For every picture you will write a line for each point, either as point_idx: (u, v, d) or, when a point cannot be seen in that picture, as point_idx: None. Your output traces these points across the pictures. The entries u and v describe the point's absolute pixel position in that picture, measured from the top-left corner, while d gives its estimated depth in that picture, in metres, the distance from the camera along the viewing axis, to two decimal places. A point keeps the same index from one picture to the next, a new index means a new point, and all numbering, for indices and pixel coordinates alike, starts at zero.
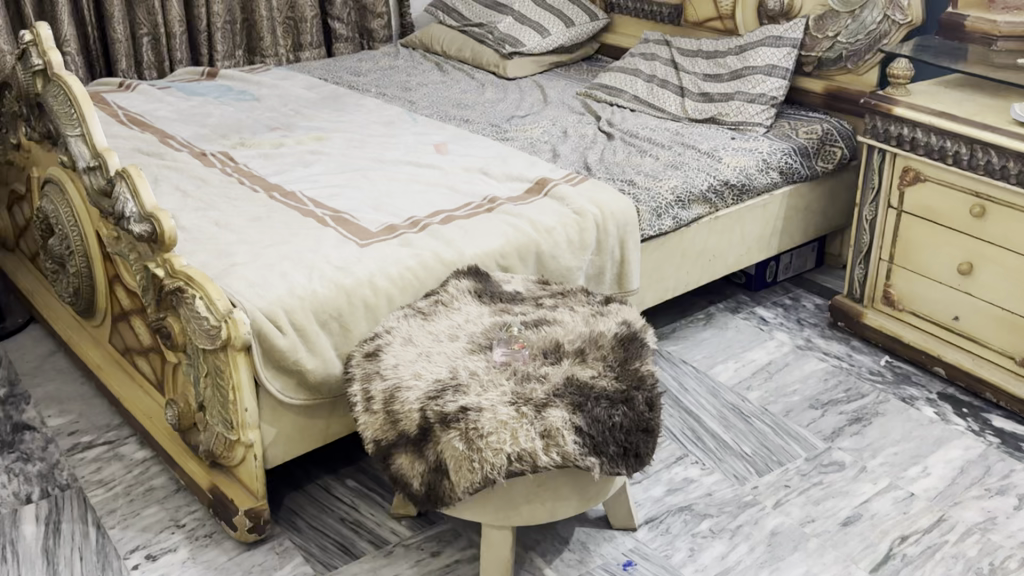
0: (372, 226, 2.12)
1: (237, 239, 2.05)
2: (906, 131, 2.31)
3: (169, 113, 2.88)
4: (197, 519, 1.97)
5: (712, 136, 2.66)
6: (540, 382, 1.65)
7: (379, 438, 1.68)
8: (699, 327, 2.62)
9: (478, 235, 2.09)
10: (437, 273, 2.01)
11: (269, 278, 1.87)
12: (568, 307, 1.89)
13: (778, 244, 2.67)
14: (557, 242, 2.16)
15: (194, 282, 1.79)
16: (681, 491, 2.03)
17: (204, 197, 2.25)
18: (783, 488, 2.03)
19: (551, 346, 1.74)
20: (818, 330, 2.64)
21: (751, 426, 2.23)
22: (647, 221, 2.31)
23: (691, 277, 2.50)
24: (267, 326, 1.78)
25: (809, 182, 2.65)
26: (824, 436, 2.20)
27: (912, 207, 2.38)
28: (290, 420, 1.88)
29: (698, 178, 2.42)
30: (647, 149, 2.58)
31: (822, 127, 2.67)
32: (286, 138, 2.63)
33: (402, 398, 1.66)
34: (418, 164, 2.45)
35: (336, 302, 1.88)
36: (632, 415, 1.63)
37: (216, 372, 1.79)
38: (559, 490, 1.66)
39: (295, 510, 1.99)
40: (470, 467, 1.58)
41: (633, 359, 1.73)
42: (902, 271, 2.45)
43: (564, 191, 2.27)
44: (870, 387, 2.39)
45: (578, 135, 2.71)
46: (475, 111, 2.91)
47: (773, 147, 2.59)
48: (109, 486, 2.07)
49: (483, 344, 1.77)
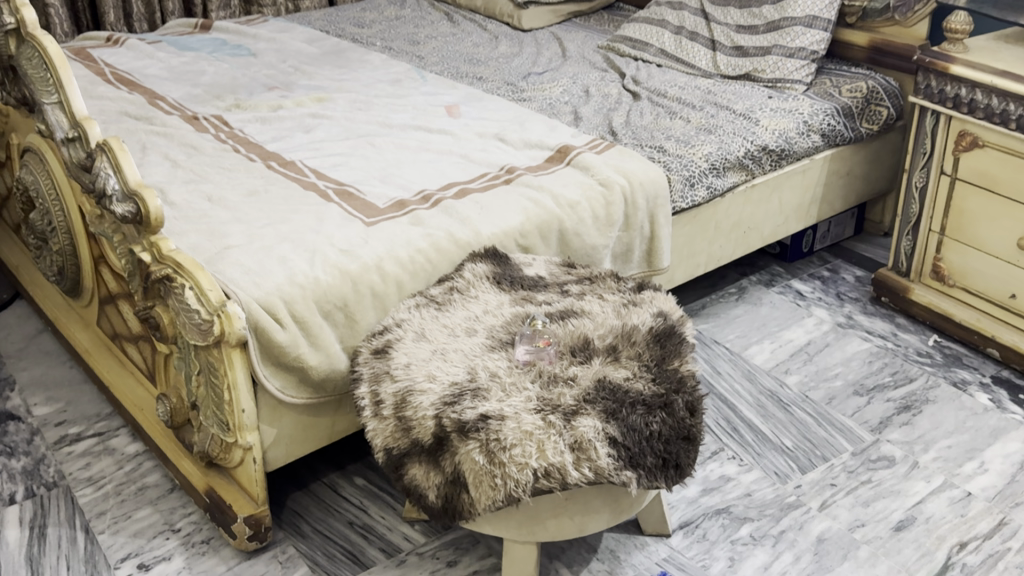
0: (379, 201, 1.94)
1: (231, 217, 1.87)
2: (963, 92, 2.10)
3: (159, 70, 2.67)
4: (193, 523, 1.82)
5: (747, 95, 2.45)
6: (569, 386, 1.48)
7: (390, 447, 1.51)
8: (731, 303, 2.44)
9: (496, 211, 1.91)
10: (451, 256, 1.83)
11: (266, 263, 1.69)
12: (596, 296, 1.70)
13: (817, 212, 2.48)
14: (582, 218, 1.97)
15: (183, 270, 1.61)
16: (717, 492, 1.86)
17: (195, 167, 2.07)
18: (829, 487, 1.87)
19: (579, 342, 1.57)
20: (859, 305, 2.45)
21: (791, 416, 2.06)
22: (680, 192, 2.12)
23: (725, 251, 2.31)
24: (264, 320, 1.60)
25: (852, 145, 2.44)
26: (871, 427, 2.03)
27: (968, 175, 2.18)
28: (291, 420, 1.71)
29: (733, 143, 2.22)
30: (676, 110, 2.37)
31: (868, 84, 2.45)
32: (284, 99, 2.43)
33: (415, 403, 1.49)
34: (428, 129, 2.26)
35: (341, 290, 1.70)
36: (672, 422, 1.47)
37: (209, 371, 1.62)
38: (589, 503, 1.49)
39: (300, 512, 1.83)
40: (491, 483, 1.41)
41: (673, 358, 1.55)
42: (955, 244, 2.26)
43: (588, 160, 2.07)
44: (919, 370, 2.21)
45: (600, 95, 2.50)
46: (488, 68, 2.70)
47: (814, 107, 2.38)
48: (98, 485, 1.92)
49: (505, 340, 1.59)
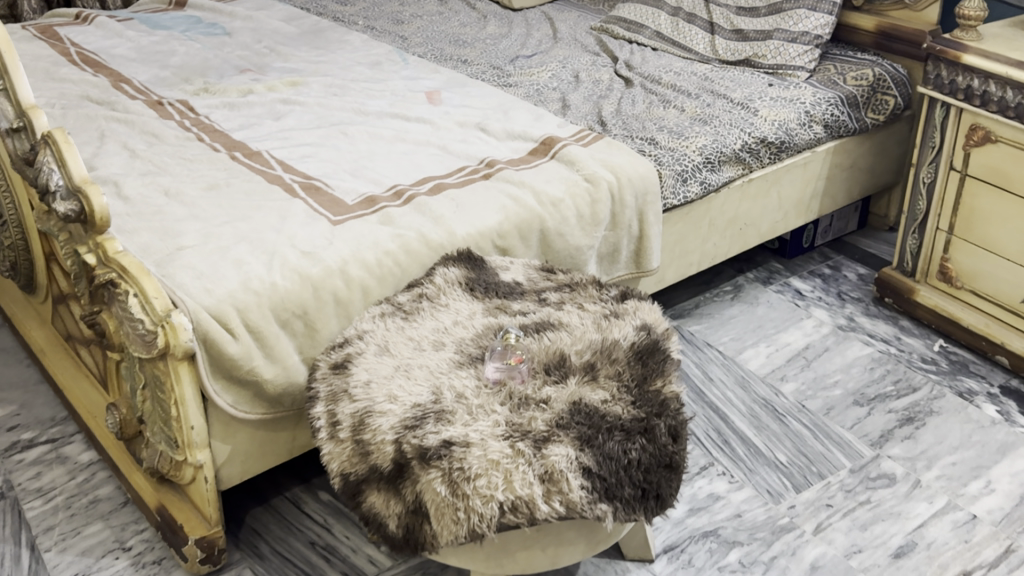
0: (347, 197, 1.81)
1: (187, 214, 1.74)
2: (976, 83, 1.96)
3: (127, 50, 2.54)
4: (146, 540, 1.71)
5: (746, 82, 2.32)
6: (541, 409, 1.36)
7: (347, 472, 1.39)
8: (726, 302, 2.31)
9: (471, 209, 1.78)
10: (422, 259, 1.70)
11: (220, 267, 1.57)
12: (576, 306, 1.58)
13: (819, 206, 2.35)
14: (565, 217, 1.84)
15: (128, 275, 1.49)
16: (705, 512, 1.74)
17: (154, 157, 1.94)
18: (824, 508, 1.75)
19: (555, 359, 1.44)
20: (861, 306, 2.32)
21: (786, 428, 1.94)
22: (672, 188, 1.98)
23: (720, 249, 2.18)
24: (214, 330, 1.48)
25: (856, 137, 2.31)
26: (871, 441, 1.91)
27: (979, 171, 2.04)
28: (246, 436, 1.59)
29: (730, 135, 2.08)
30: (670, 99, 2.24)
31: (875, 72, 2.30)
32: (255, 83, 2.29)
33: (373, 426, 1.37)
34: (405, 117, 2.12)
35: (300, 297, 1.58)
36: (653, 450, 1.34)
37: (155, 385, 1.51)
38: (562, 535, 1.36)
39: (259, 530, 1.72)
40: (453, 517, 1.29)
41: (656, 377, 1.42)
42: (964, 244, 2.12)
43: (573, 153, 1.94)
44: (923, 378, 2.08)
45: (591, 80, 2.36)
46: (474, 50, 2.56)
47: (817, 96, 2.24)
48: (47, 497, 1.81)
49: (474, 355, 1.47)
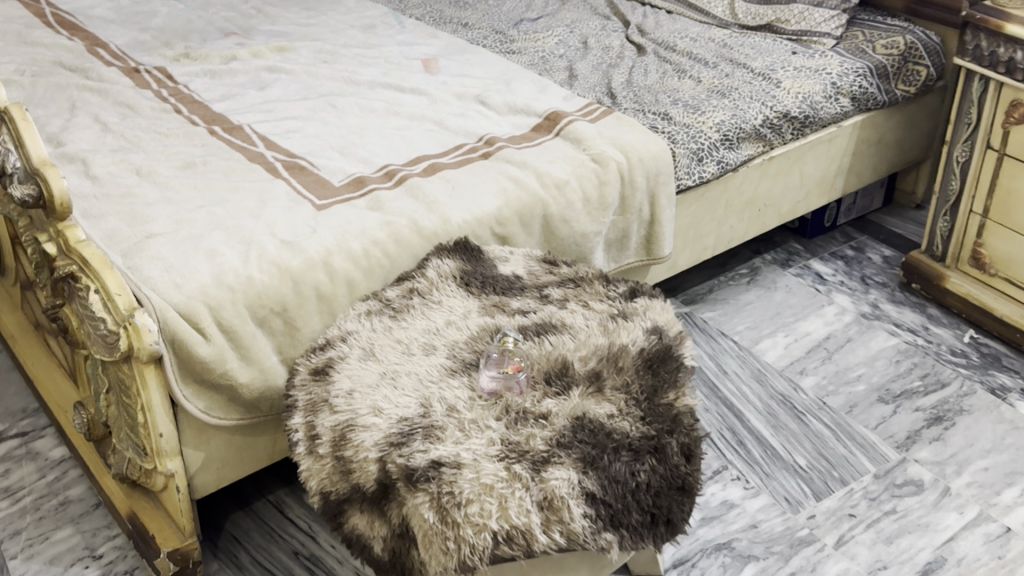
0: (334, 178, 1.67)
1: (160, 197, 1.60)
2: (1019, 55, 1.79)
3: (105, 11, 2.38)
4: (117, 548, 1.60)
5: (767, 49, 2.15)
6: (540, 426, 1.23)
7: (327, 490, 1.27)
8: (742, 286, 2.17)
9: (468, 193, 1.64)
10: (413, 248, 1.56)
11: (191, 258, 1.43)
12: (580, 304, 1.44)
13: (843, 184, 2.19)
14: (570, 202, 1.70)
15: (89, 268, 1.35)
16: (718, 522, 1.62)
17: (128, 132, 1.79)
18: (846, 518, 1.63)
19: (557, 367, 1.31)
20: (886, 292, 2.18)
21: (806, 427, 1.81)
22: (686, 167, 1.83)
23: (737, 231, 2.04)
24: (182, 330, 1.35)
25: (885, 109, 2.15)
26: (897, 443, 1.78)
27: (1018, 151, 1.88)
28: (222, 441, 1.47)
29: (750, 109, 1.93)
30: (685, 68, 2.08)
31: (906, 40, 2.14)
32: (240, 48, 2.14)
33: (356, 441, 1.24)
34: (400, 88, 1.97)
35: (279, 292, 1.44)
36: (664, 472, 1.21)
37: (120, 389, 1.38)
38: (564, 563, 1.24)
39: (240, 538, 1.60)
40: (443, 546, 1.16)
41: (668, 389, 1.29)
42: (999, 229, 1.97)
43: (580, 130, 1.79)
44: (953, 373, 1.95)
45: (600, 47, 2.20)
46: (475, 12, 2.40)
47: (844, 66, 2.08)
48: (15, 498, 1.69)
49: (468, 361, 1.33)
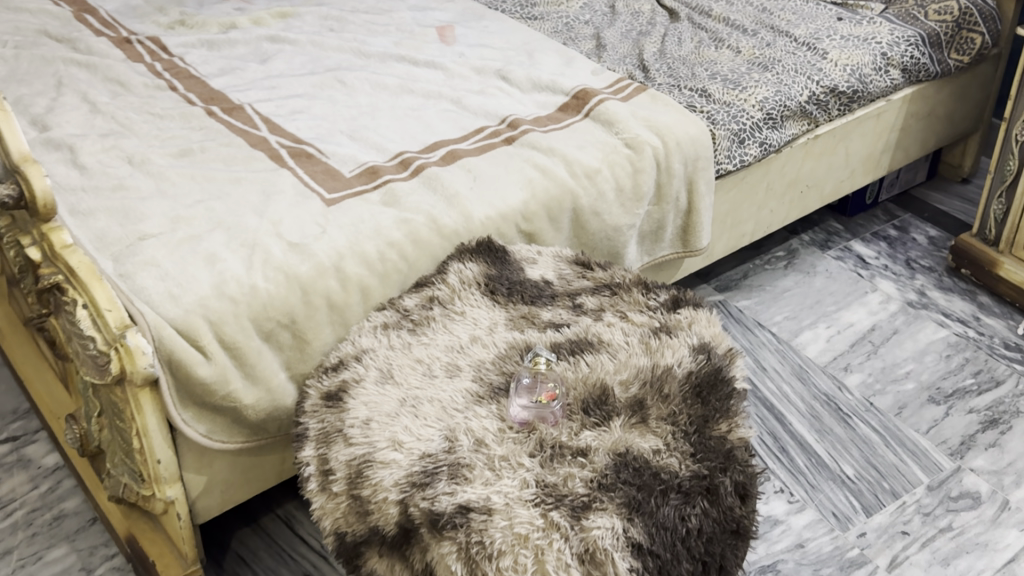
0: (345, 168, 1.52)
1: (154, 190, 1.46)
2: None
3: None
4: (115, 569, 1.49)
5: (810, 15, 1.99)
6: (580, 464, 1.10)
7: (343, 531, 1.15)
8: (779, 271, 2.04)
9: (492, 185, 1.50)
10: (432, 249, 1.43)
11: (188, 264, 1.29)
12: (618, 316, 1.31)
13: (889, 160, 2.04)
14: (602, 192, 1.56)
15: (77, 279, 1.21)
16: (762, 541, 1.50)
17: (119, 113, 1.64)
18: (899, 537, 1.51)
19: (596, 394, 1.18)
20: (932, 277, 2.04)
21: (852, 432, 1.68)
22: (726, 150, 1.68)
23: (777, 215, 1.89)
24: (180, 350, 1.21)
25: (937, 81, 1.98)
26: (951, 450, 1.65)
27: None
28: (225, 464, 1.35)
29: (795, 84, 1.77)
30: (722, 37, 1.92)
31: (960, 4, 1.96)
32: (239, 14, 1.98)
33: (374, 480, 1.12)
34: (413, 61, 1.81)
35: (287, 303, 1.31)
36: (716, 516, 1.09)
37: (114, 412, 1.25)
38: None
39: (246, 559, 1.49)
40: None
41: (719, 419, 1.16)
42: None
43: (611, 110, 1.64)
44: (1007, 369, 1.82)
45: (629, 12, 2.04)
46: None
47: (894, 34, 1.91)
48: (6, 512, 1.58)
49: (496, 386, 1.21)
